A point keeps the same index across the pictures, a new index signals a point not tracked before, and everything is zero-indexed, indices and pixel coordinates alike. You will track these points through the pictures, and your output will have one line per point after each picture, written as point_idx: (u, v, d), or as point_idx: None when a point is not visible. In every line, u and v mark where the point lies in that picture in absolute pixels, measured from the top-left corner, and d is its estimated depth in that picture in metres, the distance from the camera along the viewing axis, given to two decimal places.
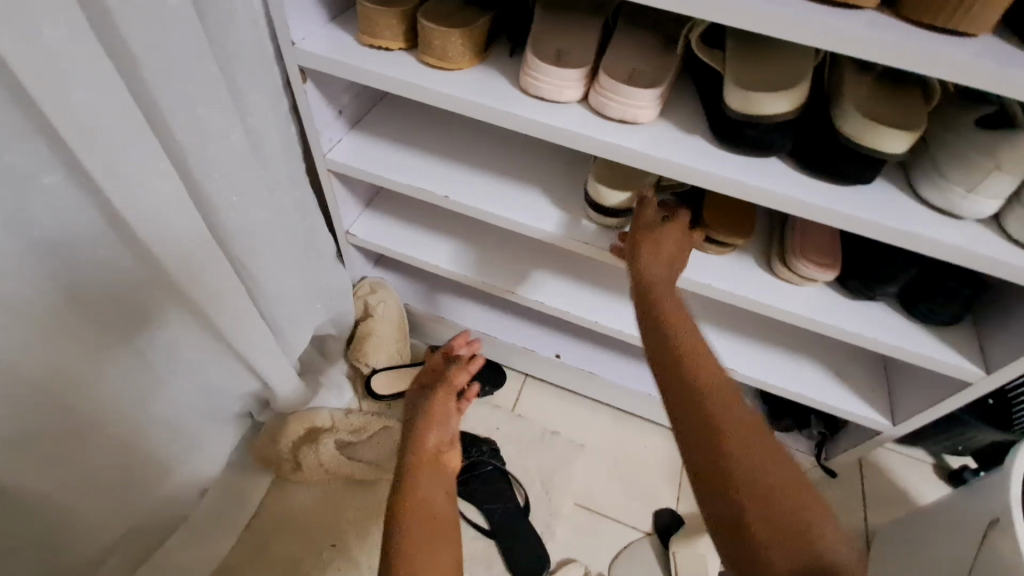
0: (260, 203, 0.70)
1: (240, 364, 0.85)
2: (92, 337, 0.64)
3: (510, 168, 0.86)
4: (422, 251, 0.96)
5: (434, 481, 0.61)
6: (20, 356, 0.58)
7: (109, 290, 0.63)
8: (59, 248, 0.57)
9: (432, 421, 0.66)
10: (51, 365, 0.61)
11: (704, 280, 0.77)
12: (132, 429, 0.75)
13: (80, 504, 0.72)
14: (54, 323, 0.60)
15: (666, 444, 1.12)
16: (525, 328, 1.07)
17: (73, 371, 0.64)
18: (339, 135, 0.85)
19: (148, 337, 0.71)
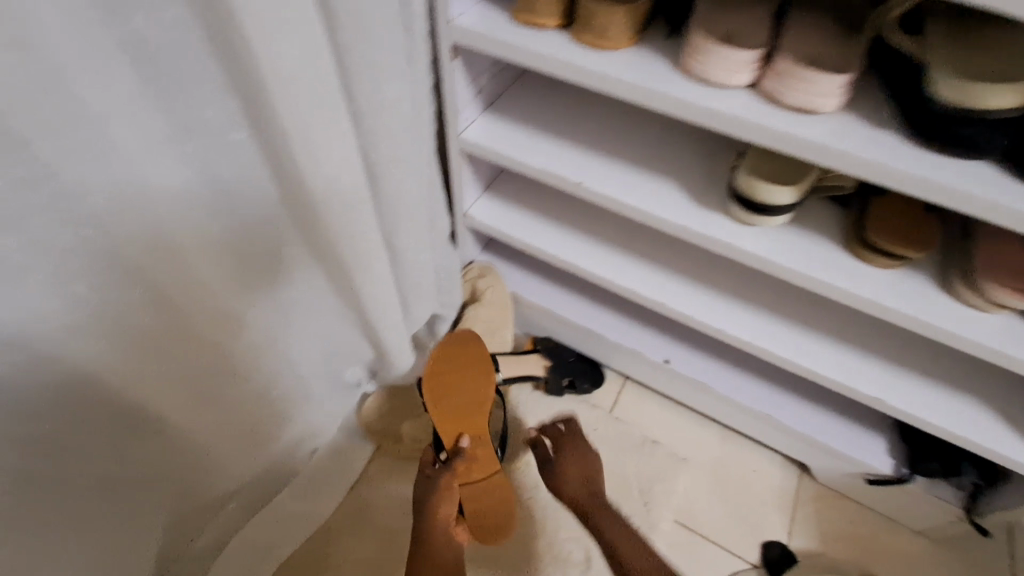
0: (403, 178, 0.71)
1: (361, 333, 0.88)
2: (248, 289, 0.69)
3: (646, 158, 0.81)
4: (539, 239, 0.94)
5: (447, 543, 0.81)
6: (190, 300, 0.62)
7: (266, 248, 0.67)
8: (233, 203, 0.60)
9: (442, 499, 0.82)
10: (212, 312, 0.66)
11: (867, 294, 0.68)
12: (270, 382, 0.79)
13: (217, 449, 0.77)
14: (220, 272, 0.64)
15: (777, 471, 1.03)
16: (634, 329, 1.02)
17: (229, 319, 0.68)
18: (474, 116, 0.85)
19: (291, 296, 0.75)
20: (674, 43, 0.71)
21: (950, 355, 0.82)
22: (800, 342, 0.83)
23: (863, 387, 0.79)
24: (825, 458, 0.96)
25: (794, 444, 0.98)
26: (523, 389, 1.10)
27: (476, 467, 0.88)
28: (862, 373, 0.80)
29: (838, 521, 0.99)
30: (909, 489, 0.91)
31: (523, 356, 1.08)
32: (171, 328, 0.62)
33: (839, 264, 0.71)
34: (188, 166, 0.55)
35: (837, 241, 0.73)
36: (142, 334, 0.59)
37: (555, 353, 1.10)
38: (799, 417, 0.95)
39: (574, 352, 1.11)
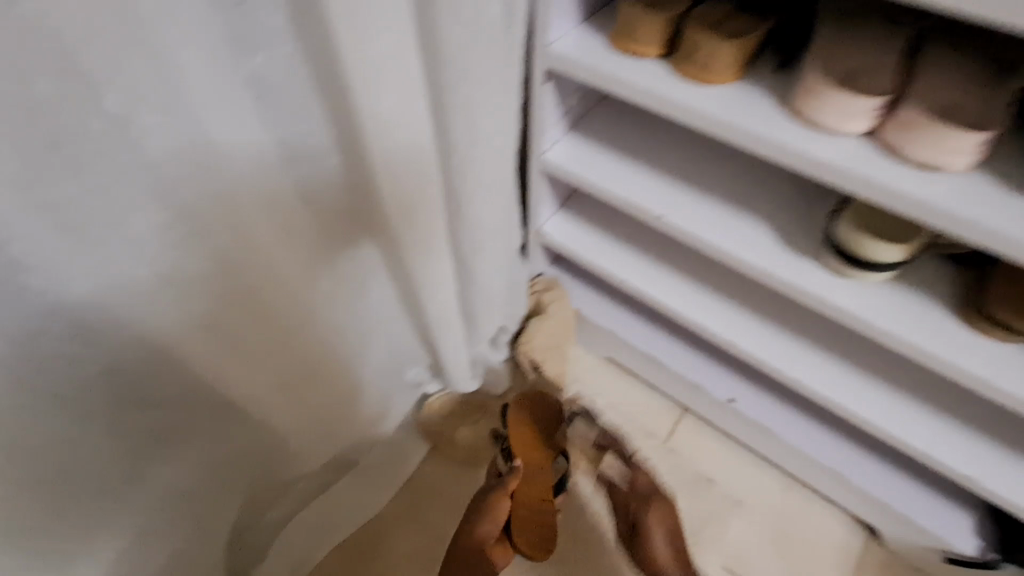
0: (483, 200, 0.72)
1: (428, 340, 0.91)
2: (331, 295, 0.72)
3: (736, 194, 0.77)
4: (612, 263, 0.92)
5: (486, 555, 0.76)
6: (280, 303, 0.66)
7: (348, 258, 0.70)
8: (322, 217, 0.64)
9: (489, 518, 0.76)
10: (300, 315, 0.69)
11: (976, 373, 0.61)
12: (345, 383, 0.82)
13: (292, 441, 0.81)
14: (308, 278, 0.67)
15: (841, 530, 0.97)
16: (701, 363, 0.99)
17: (313, 323, 0.71)
18: (558, 136, 0.84)
19: (368, 304, 0.78)
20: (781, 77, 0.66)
21: None
22: (888, 405, 0.77)
23: (954, 465, 0.72)
24: (899, 527, 0.89)
25: (865, 506, 0.92)
26: None
27: (533, 482, 0.79)
28: (956, 450, 0.74)
29: None
30: None
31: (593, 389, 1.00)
32: (262, 327, 0.66)
33: (947, 333, 0.64)
34: (291, 189, 0.59)
35: (946, 304, 0.66)
36: (236, 332, 0.63)
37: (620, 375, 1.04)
38: (874, 479, 0.88)
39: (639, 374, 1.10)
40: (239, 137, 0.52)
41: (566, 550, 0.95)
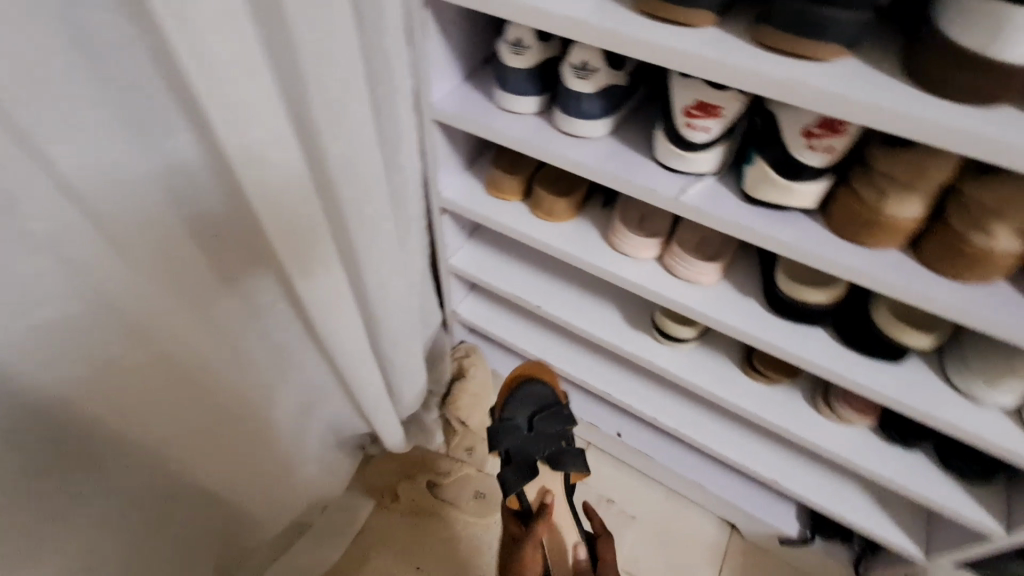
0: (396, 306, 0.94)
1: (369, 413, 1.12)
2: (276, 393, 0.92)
3: (593, 285, 1.04)
4: (514, 336, 1.17)
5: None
6: (237, 407, 0.86)
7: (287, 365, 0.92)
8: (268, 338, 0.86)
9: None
10: (253, 413, 0.89)
11: (751, 408, 0.89)
12: (290, 457, 1.03)
13: (250, 513, 0.99)
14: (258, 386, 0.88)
15: (711, 528, 1.23)
16: (593, 406, 1.24)
17: (264, 417, 0.92)
18: (460, 244, 1.09)
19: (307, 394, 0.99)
20: (608, 210, 0.95)
21: None
22: (717, 429, 1.05)
23: (760, 469, 1.00)
24: (747, 520, 1.17)
25: (722, 506, 1.19)
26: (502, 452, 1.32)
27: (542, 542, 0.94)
28: (762, 458, 1.02)
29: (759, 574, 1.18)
30: (812, 549, 1.11)
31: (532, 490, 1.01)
32: (222, 428, 0.85)
33: (734, 381, 0.92)
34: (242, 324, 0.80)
35: (735, 359, 0.95)
36: (206, 432, 0.83)
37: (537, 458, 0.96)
38: (723, 484, 1.15)
39: None
40: (209, 295, 0.73)
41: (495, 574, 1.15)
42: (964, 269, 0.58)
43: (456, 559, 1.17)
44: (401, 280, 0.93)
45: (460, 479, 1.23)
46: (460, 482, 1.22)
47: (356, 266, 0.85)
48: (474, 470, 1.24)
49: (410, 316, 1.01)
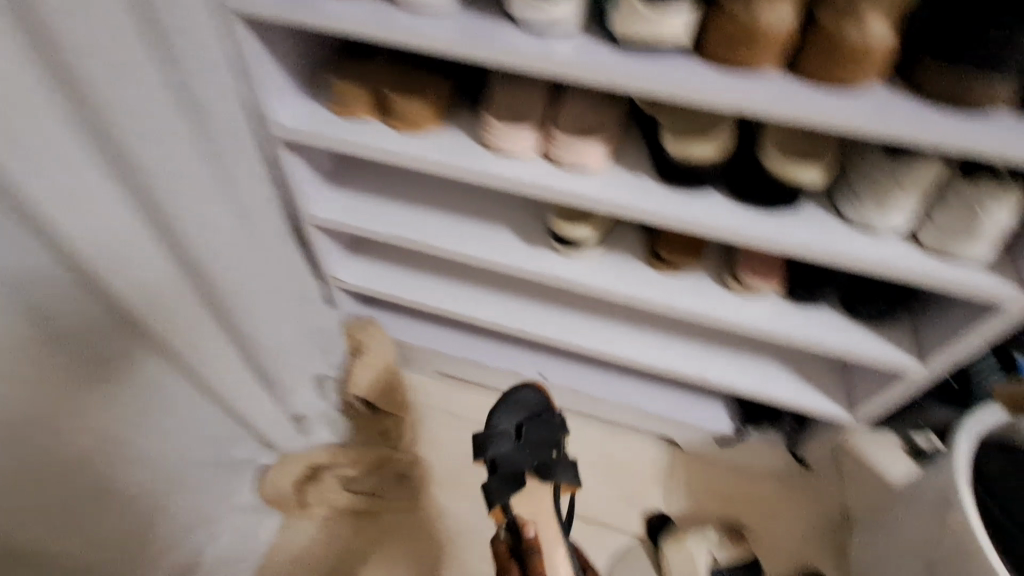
0: None
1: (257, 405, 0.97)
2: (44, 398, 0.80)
3: (481, 209, 0.93)
4: (406, 291, 1.03)
5: None
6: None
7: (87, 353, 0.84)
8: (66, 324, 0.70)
9: None
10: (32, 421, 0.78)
11: (665, 300, 0.84)
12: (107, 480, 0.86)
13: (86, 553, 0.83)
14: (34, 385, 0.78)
15: (651, 450, 1.18)
16: (509, 353, 1.14)
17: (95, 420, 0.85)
18: (320, 192, 0.93)
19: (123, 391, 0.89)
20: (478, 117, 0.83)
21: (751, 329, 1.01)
22: (640, 341, 0.99)
23: (687, 370, 0.96)
24: (684, 431, 1.13)
25: (658, 424, 1.14)
26: (422, 427, 1.17)
27: None
28: (687, 359, 0.97)
29: (705, 482, 1.15)
30: (749, 442, 1.09)
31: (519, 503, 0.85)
32: None
33: (643, 278, 0.86)
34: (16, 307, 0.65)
35: (641, 256, 0.89)
36: None
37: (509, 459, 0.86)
38: (655, 400, 1.11)
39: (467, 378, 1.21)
40: None
41: (435, 558, 1.01)
42: (844, 73, 0.55)
43: (385, 555, 1.01)
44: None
45: (378, 464, 1.08)
46: (378, 468, 1.08)
47: None
48: (393, 452, 1.10)
49: None
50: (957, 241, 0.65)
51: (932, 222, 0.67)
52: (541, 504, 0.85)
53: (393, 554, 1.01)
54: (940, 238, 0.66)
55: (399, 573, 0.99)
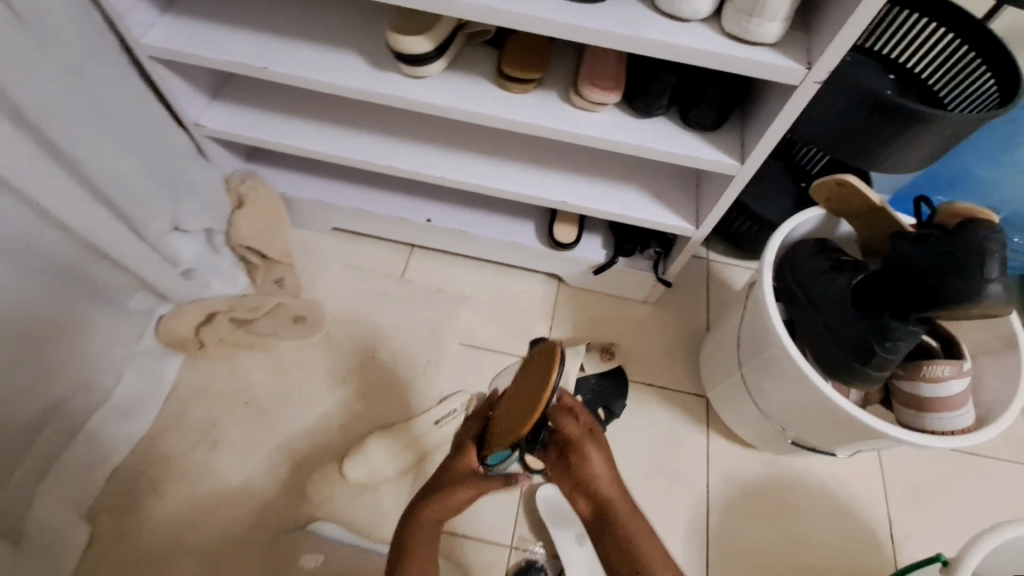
0: (44, 84, 0.73)
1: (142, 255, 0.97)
2: None
3: (325, 32, 0.89)
4: (275, 134, 1.01)
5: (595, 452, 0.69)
6: None
7: None
8: None
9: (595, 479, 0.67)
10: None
11: (510, 116, 0.86)
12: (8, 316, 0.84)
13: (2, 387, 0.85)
14: None
15: (540, 288, 1.27)
16: (393, 200, 1.16)
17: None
18: (152, 18, 0.86)
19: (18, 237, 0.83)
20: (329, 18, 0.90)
21: (616, 158, 1.06)
22: (509, 171, 1.03)
23: (551, 196, 1.01)
24: (564, 264, 1.21)
25: (543, 261, 1.21)
26: (317, 277, 1.22)
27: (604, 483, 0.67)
28: (552, 187, 1.02)
29: (589, 311, 1.26)
30: (620, 269, 1.18)
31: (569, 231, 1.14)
32: None
33: (490, 97, 0.87)
34: None
35: (491, 77, 0.89)
36: None
37: (555, 220, 1.15)
38: (536, 237, 1.16)
39: (358, 229, 1.24)
40: None
41: (333, 384, 1.10)
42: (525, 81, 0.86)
43: (287, 383, 1.09)
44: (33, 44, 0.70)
45: (275, 309, 1.14)
46: (275, 313, 1.14)
47: None
48: (288, 298, 1.15)
49: (91, 107, 0.81)
50: (749, 19, 0.67)
51: (732, 3, 0.67)
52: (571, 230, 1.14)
53: (292, 384, 1.09)
54: (736, 19, 0.68)
55: (297, 398, 1.08)
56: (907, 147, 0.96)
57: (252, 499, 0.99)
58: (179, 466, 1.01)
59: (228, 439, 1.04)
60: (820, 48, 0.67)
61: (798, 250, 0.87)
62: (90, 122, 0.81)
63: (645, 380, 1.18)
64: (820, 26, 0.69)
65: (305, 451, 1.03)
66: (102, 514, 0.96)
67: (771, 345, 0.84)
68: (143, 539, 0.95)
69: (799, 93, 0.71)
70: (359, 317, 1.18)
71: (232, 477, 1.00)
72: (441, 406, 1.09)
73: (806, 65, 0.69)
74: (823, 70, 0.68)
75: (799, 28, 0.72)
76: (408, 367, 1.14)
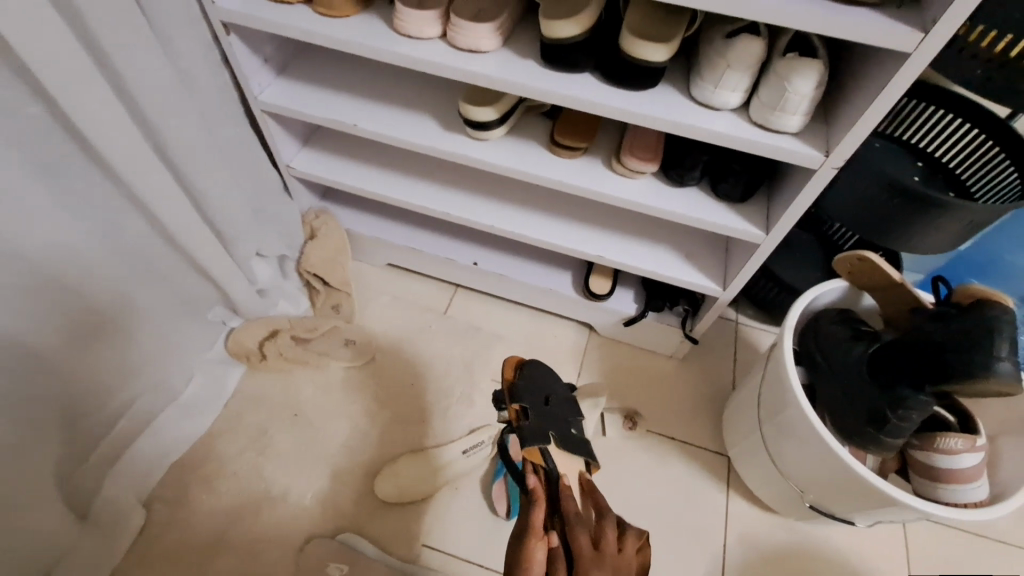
0: (183, 128, 0.91)
1: (232, 272, 1.12)
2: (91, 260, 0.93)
3: (406, 99, 1.05)
4: (354, 178, 1.17)
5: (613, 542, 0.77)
6: (41, 276, 0.86)
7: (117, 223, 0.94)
8: (64, 177, 0.83)
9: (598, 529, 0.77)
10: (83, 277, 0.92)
11: (559, 178, 0.98)
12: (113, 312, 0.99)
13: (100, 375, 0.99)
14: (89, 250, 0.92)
15: (572, 335, 1.35)
16: (446, 243, 1.29)
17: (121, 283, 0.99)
18: (268, 80, 1.04)
19: (136, 248, 0.99)
20: (412, 88, 1.07)
21: (651, 220, 1.15)
22: (552, 225, 1.14)
23: (589, 250, 1.11)
24: (596, 314, 1.29)
25: (577, 309, 1.30)
26: (369, 305, 1.34)
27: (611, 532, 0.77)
28: (590, 242, 1.12)
29: (617, 361, 1.32)
30: (649, 322, 1.25)
31: (602, 283, 1.23)
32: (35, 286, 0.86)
33: (543, 160, 1.00)
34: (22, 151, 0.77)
35: (544, 144, 1.02)
36: None
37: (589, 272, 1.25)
38: (572, 286, 1.26)
39: (411, 266, 1.36)
40: None
41: (374, 405, 1.19)
42: (575, 148, 0.98)
43: (332, 400, 1.19)
44: (178, 96, 0.88)
45: (329, 331, 1.25)
46: (329, 334, 1.25)
47: (110, 78, 0.81)
48: (343, 322, 1.27)
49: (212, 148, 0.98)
50: (773, 112, 0.77)
51: (759, 97, 0.78)
52: (605, 282, 1.23)
53: (339, 400, 1.19)
54: (762, 111, 0.79)
55: (341, 413, 1.18)
56: (928, 229, 1.02)
57: (289, 505, 1.07)
58: (229, 465, 1.10)
59: (275, 446, 1.13)
60: (836, 139, 0.76)
61: (821, 318, 0.93)
62: (209, 159, 0.98)
63: (667, 432, 1.22)
64: (837, 119, 0.78)
65: (343, 464, 1.11)
66: (155, 503, 1.05)
67: (788, 404, 0.88)
68: (188, 531, 1.03)
69: (818, 176, 0.80)
70: (402, 346, 1.28)
71: (274, 481, 1.09)
72: (470, 436, 1.14)
73: (824, 152, 0.77)
74: (840, 157, 0.77)
75: (819, 120, 0.81)
76: (444, 396, 1.22)
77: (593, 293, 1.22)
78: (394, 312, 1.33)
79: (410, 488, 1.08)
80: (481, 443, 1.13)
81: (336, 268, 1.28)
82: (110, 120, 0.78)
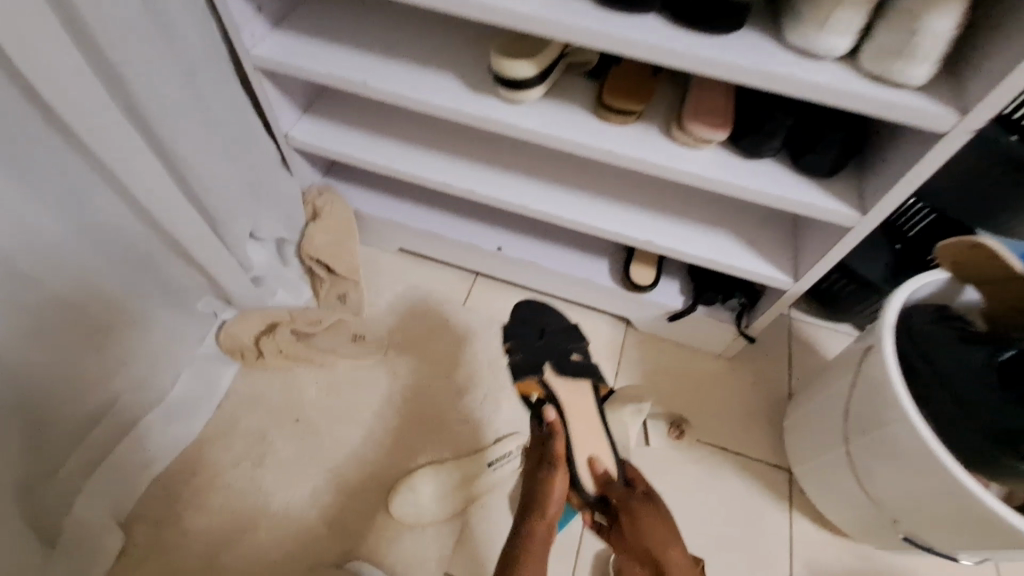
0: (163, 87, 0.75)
1: (224, 259, 0.97)
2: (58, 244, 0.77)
3: (426, 54, 0.89)
4: (364, 151, 1.01)
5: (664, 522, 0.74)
6: None
7: (86, 203, 0.78)
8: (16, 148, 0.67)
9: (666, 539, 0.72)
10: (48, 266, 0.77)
11: (610, 148, 0.82)
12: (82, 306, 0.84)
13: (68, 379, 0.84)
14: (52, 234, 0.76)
15: (606, 329, 1.20)
16: (466, 225, 1.13)
17: (93, 272, 0.84)
18: (262, 31, 0.88)
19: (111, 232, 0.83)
20: (433, 43, 0.90)
21: (706, 200, 0.99)
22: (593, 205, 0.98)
23: (636, 234, 0.95)
24: (636, 307, 1.13)
25: (614, 302, 1.14)
26: (380, 296, 1.19)
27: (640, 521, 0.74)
28: (637, 225, 0.96)
29: (657, 360, 1.17)
30: (697, 317, 1.10)
31: (643, 272, 1.08)
32: None
33: (589, 127, 0.84)
34: None
35: (589, 108, 0.86)
36: None
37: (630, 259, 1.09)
38: (609, 275, 1.10)
39: (425, 251, 1.21)
40: None
41: (385, 409, 1.05)
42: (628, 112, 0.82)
43: (338, 404, 1.05)
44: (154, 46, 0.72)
45: (334, 325, 1.10)
46: (334, 328, 1.11)
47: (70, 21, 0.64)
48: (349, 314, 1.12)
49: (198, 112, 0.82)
50: (895, 60, 0.61)
51: (874, 43, 0.62)
52: (647, 271, 1.08)
53: (346, 404, 1.05)
54: (879, 59, 0.62)
55: (349, 418, 1.03)
56: None
57: (290, 526, 0.93)
58: (221, 481, 0.96)
59: (275, 458, 0.99)
60: (979, 97, 0.60)
61: (913, 317, 0.78)
62: (195, 126, 0.82)
63: (717, 441, 1.07)
64: (977, 72, 0.62)
65: (351, 478, 0.97)
66: (139, 524, 0.92)
67: (891, 422, 0.73)
68: (176, 556, 0.90)
69: (947, 144, 0.64)
70: (417, 342, 1.13)
71: (273, 499, 0.95)
72: (496, 449, 1.01)
73: (958, 112, 0.61)
74: (983, 120, 0.61)
75: (948, 75, 0.65)
76: (465, 400, 1.08)
77: (633, 283, 1.07)
78: (407, 303, 1.18)
79: (428, 508, 0.94)
80: (509, 456, 1.00)
81: (341, 253, 1.13)
82: (70, 74, 0.62)
